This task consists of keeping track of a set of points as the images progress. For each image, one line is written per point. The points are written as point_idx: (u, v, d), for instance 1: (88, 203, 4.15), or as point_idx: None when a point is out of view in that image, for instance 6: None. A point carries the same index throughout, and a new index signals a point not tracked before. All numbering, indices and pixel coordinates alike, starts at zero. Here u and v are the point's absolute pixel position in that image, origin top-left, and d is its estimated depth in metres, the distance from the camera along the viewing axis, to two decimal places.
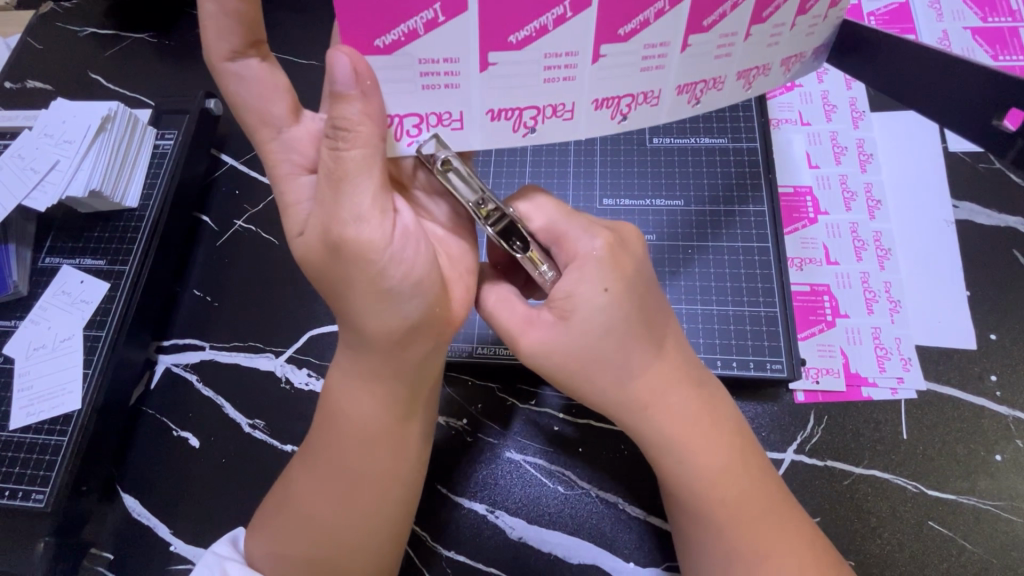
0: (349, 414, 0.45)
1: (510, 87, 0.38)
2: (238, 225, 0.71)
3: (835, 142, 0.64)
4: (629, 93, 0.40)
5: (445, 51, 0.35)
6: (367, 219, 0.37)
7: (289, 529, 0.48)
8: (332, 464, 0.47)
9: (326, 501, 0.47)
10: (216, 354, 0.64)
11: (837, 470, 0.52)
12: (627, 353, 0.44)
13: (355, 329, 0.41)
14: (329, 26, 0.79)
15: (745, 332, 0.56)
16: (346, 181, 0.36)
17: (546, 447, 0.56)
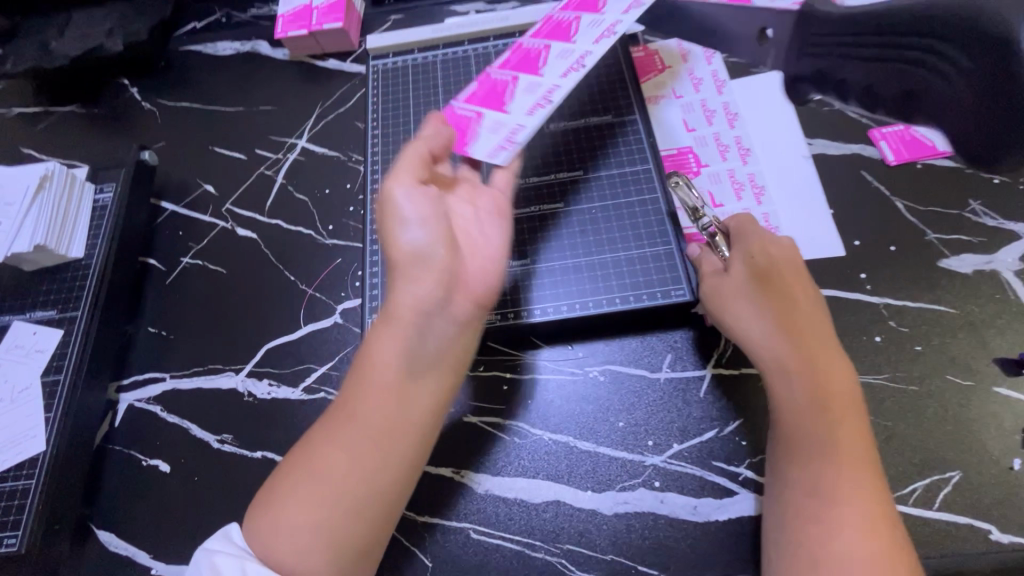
0: (378, 358, 0.52)
1: (490, 138, 0.59)
2: (185, 261, 0.75)
3: (706, 107, 0.75)
4: (540, 96, 0.59)
5: (496, 128, 0.60)
6: (415, 195, 0.54)
7: (296, 489, 0.50)
8: (349, 417, 0.52)
9: (337, 453, 0.51)
10: (177, 383, 0.67)
11: (751, 374, 0.59)
12: (794, 299, 0.55)
13: (401, 275, 0.54)
14: (260, 81, 0.88)
15: (650, 268, 0.62)
16: (416, 155, 0.56)
17: (497, 406, 0.61)
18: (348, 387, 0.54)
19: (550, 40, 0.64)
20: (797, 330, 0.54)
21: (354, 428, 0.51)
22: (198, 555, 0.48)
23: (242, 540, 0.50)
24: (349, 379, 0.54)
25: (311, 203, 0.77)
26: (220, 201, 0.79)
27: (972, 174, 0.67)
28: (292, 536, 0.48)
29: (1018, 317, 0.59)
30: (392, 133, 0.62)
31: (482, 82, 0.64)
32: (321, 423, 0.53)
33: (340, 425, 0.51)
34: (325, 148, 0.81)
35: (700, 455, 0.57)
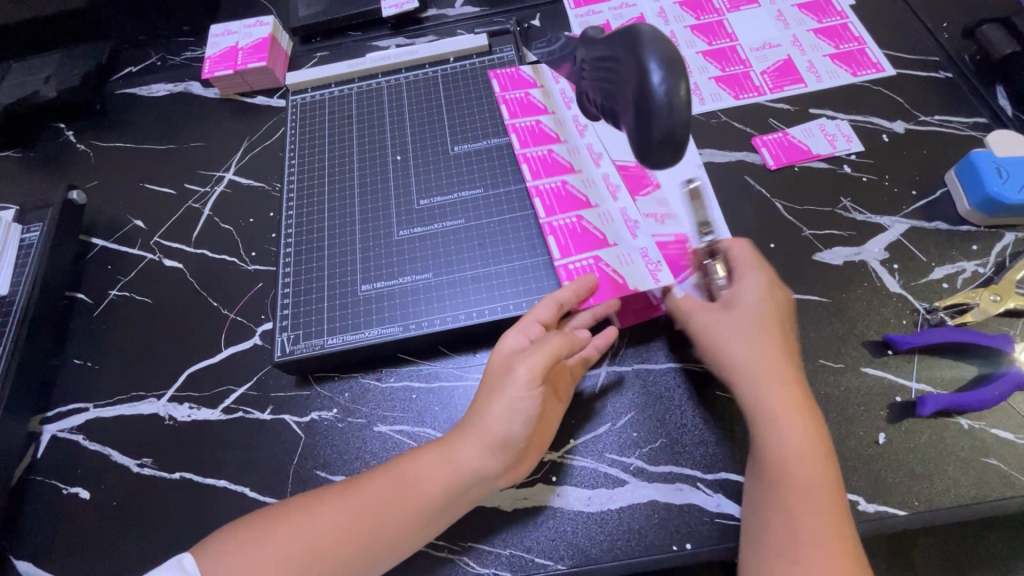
0: (427, 476, 0.54)
1: (631, 258, 0.65)
2: (113, 294, 0.77)
3: None
4: (635, 231, 0.66)
5: (626, 257, 0.65)
6: (526, 396, 0.54)
7: (272, 562, 0.50)
8: (372, 520, 0.53)
9: (344, 539, 0.52)
10: (100, 411, 0.69)
11: (642, 370, 0.64)
12: (753, 338, 0.56)
13: (484, 437, 0.54)
14: (191, 119, 0.93)
15: (542, 275, 0.66)
16: (522, 363, 0.54)
17: (406, 414, 0.64)
18: (376, 483, 0.54)
19: (557, 173, 0.71)
20: (754, 365, 0.55)
21: (376, 520, 0.52)
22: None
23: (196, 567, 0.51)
24: (383, 472, 0.55)
25: (235, 232, 0.80)
26: (149, 234, 0.82)
27: (844, 175, 0.73)
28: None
29: (883, 303, 0.64)
30: (561, 238, 0.66)
31: (559, 234, 0.66)
32: (329, 503, 0.54)
33: (363, 510, 0.53)
34: (250, 179, 0.85)
35: (595, 449, 0.60)
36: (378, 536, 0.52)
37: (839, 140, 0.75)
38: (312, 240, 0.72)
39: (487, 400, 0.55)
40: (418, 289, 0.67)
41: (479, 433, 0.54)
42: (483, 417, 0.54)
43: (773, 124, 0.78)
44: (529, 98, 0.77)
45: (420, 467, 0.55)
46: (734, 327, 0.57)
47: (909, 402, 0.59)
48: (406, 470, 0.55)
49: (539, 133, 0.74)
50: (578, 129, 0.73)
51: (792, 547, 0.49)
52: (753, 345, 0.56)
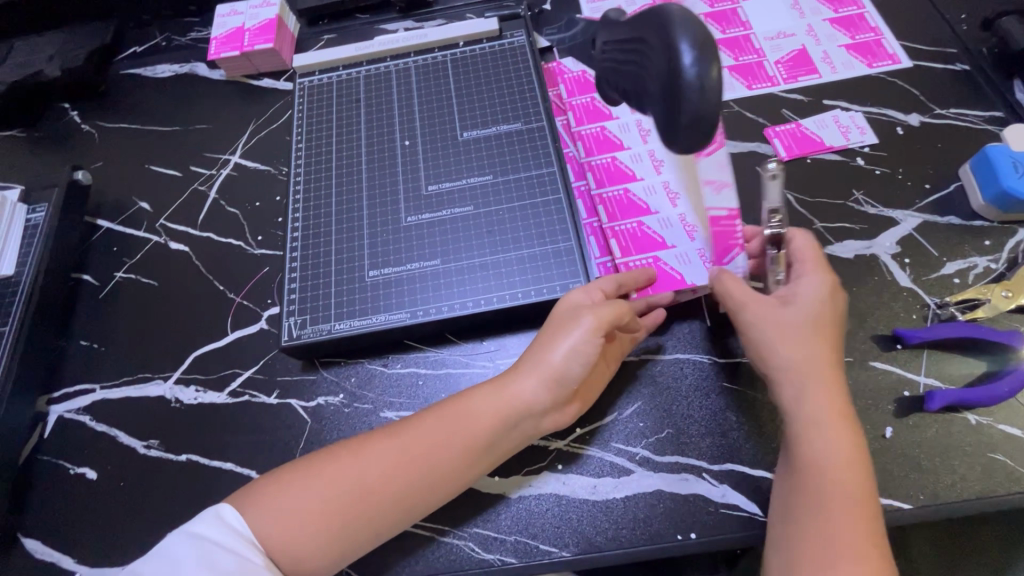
0: (477, 414, 0.55)
1: (690, 260, 0.66)
2: (118, 276, 0.77)
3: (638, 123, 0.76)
4: (691, 231, 0.67)
5: (684, 258, 0.66)
6: (587, 343, 0.55)
7: (326, 493, 0.52)
8: (425, 453, 0.54)
9: (393, 473, 0.53)
10: (106, 393, 0.69)
11: (650, 361, 0.63)
12: (802, 341, 0.55)
13: (542, 377, 0.55)
14: (197, 101, 0.92)
15: (550, 264, 0.65)
16: (587, 315, 0.55)
17: (413, 401, 0.64)
18: (432, 420, 0.56)
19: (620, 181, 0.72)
20: (804, 366, 0.54)
21: (424, 452, 0.54)
22: (186, 535, 0.50)
23: (233, 522, 0.51)
24: (438, 412, 0.56)
25: (241, 215, 0.80)
26: (154, 217, 0.81)
27: (857, 167, 0.72)
28: (300, 535, 0.51)
29: (893, 297, 0.64)
30: (621, 241, 0.68)
31: (620, 237, 0.68)
32: (383, 440, 0.55)
33: (414, 444, 0.54)
34: (257, 162, 0.84)
35: (602, 438, 0.60)
36: (432, 474, 0.54)
37: (853, 132, 0.74)
38: (320, 225, 0.71)
39: (547, 347, 0.56)
40: (426, 275, 0.67)
41: (537, 371, 0.56)
42: (543, 363, 0.56)
43: (786, 114, 0.77)
44: (593, 100, 0.79)
45: (474, 410, 0.56)
46: (792, 328, 0.55)
47: (917, 397, 0.58)
48: (461, 411, 0.56)
49: (602, 136, 0.76)
50: (641, 135, 0.75)
51: (827, 548, 0.48)
52: (810, 345, 0.55)
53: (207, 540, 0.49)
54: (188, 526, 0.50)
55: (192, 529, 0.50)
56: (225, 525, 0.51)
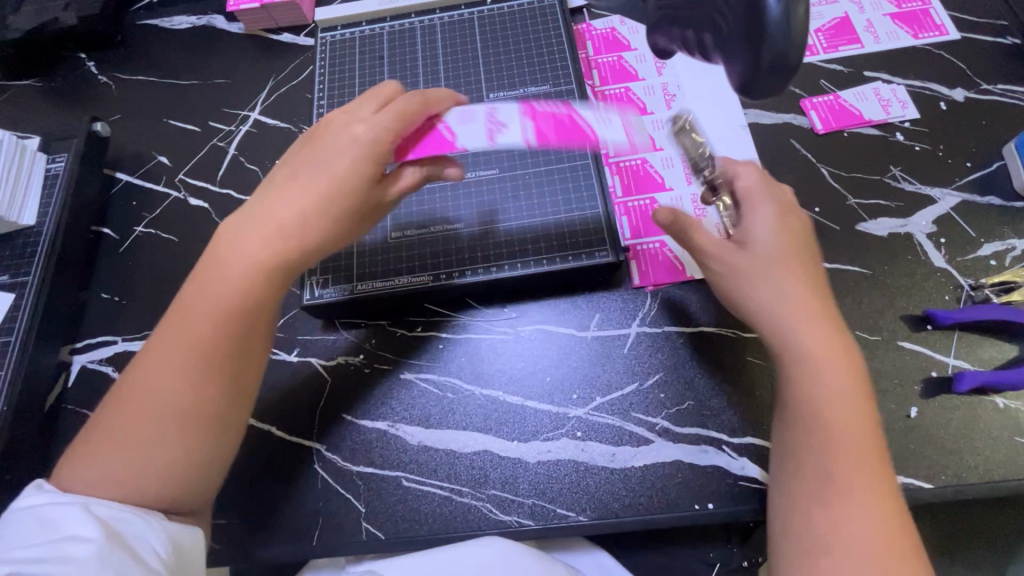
0: (233, 275, 0.50)
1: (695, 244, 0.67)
2: (138, 231, 0.77)
3: (665, 90, 0.75)
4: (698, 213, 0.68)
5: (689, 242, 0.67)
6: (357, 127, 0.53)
7: (127, 429, 0.47)
8: (187, 333, 0.49)
9: (161, 372, 0.48)
10: (129, 345, 0.70)
11: (673, 333, 0.63)
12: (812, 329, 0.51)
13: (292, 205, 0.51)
14: (214, 53, 0.89)
15: (576, 230, 0.64)
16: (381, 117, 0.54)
17: (434, 364, 0.64)
18: (186, 305, 0.51)
19: (638, 151, 0.72)
20: (797, 332, 0.50)
21: (184, 332, 0.49)
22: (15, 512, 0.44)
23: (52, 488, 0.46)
24: (185, 301, 0.51)
25: (261, 172, 0.79)
26: (173, 172, 0.80)
27: (896, 142, 0.70)
28: (125, 487, 0.46)
29: (926, 276, 0.62)
30: (634, 216, 0.69)
31: (631, 215, 0.69)
32: (161, 352, 0.49)
33: (176, 328, 0.50)
34: (276, 119, 0.82)
35: (622, 407, 0.60)
36: (217, 352, 0.49)
37: (894, 105, 0.71)
38: None
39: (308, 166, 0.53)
40: (449, 240, 0.66)
41: (298, 213, 0.51)
42: (268, 215, 0.51)
43: (824, 85, 0.74)
44: (622, 61, 0.78)
45: (228, 270, 0.50)
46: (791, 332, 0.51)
47: (945, 378, 0.58)
48: (210, 285, 0.50)
49: (626, 101, 0.75)
50: (665, 100, 0.75)
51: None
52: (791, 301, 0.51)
53: (23, 510, 0.44)
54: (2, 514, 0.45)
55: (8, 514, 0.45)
56: (40, 492, 0.45)
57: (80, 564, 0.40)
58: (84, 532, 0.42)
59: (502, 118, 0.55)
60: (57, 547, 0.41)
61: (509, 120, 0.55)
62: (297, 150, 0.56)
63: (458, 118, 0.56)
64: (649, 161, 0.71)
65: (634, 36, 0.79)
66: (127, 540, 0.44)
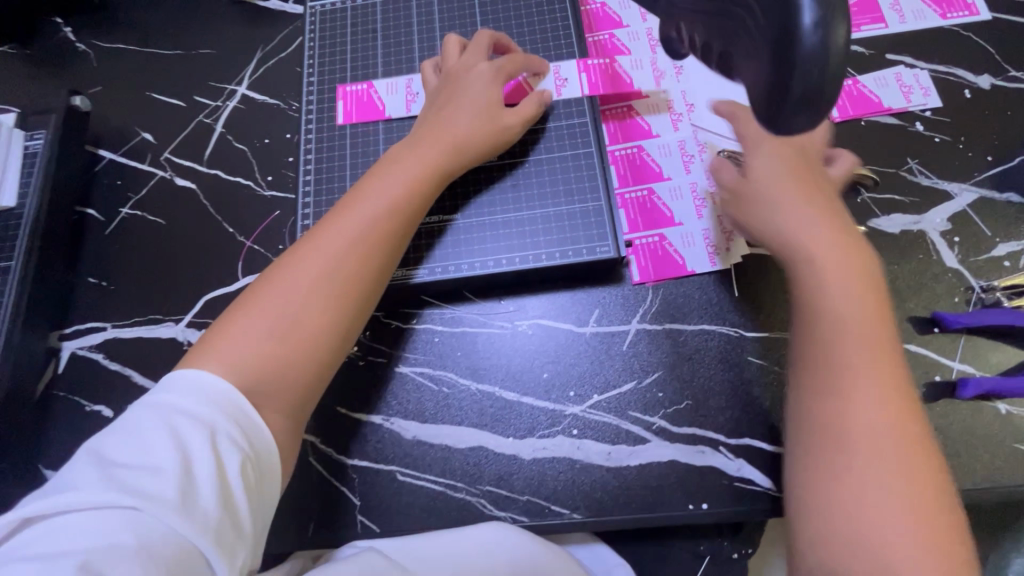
0: (400, 177, 0.58)
1: (694, 236, 0.64)
2: (124, 212, 0.74)
3: (657, 69, 0.71)
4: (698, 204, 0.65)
5: (687, 234, 0.64)
6: (473, 73, 0.64)
7: (282, 305, 0.51)
8: (345, 224, 0.55)
9: (304, 260, 0.53)
10: (118, 332, 0.68)
11: (674, 330, 0.61)
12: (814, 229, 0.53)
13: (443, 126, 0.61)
14: (199, 21, 0.84)
15: (577, 224, 0.61)
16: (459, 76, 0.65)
17: (429, 358, 0.63)
18: (346, 205, 0.57)
19: (635, 138, 0.69)
20: (794, 241, 0.54)
21: (341, 225, 0.55)
22: (164, 409, 0.45)
23: (195, 387, 0.46)
24: (341, 208, 0.56)
25: (250, 152, 0.75)
26: (159, 149, 0.77)
27: (915, 133, 0.66)
28: (257, 373, 0.49)
29: (936, 277, 0.60)
30: (631, 208, 0.66)
31: (629, 207, 0.66)
32: (317, 245, 0.54)
33: (340, 220, 0.55)
34: (265, 95, 0.78)
35: (618, 405, 0.59)
36: (369, 249, 0.54)
37: (916, 92, 0.68)
38: (333, 179, 0.70)
39: (446, 101, 0.63)
40: (445, 231, 0.63)
41: (435, 133, 0.61)
42: (444, 132, 0.61)
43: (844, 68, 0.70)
44: (613, 40, 0.74)
45: (389, 181, 0.58)
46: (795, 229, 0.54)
47: (949, 383, 0.57)
48: (354, 197, 0.57)
49: (617, 77, 0.71)
50: (659, 80, 0.71)
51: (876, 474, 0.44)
52: (813, 223, 0.54)
53: (162, 409, 0.45)
54: (147, 400, 0.47)
55: (148, 401, 0.46)
56: (194, 386, 0.46)
57: (177, 502, 0.40)
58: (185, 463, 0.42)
59: (564, 74, 0.69)
60: (162, 473, 0.41)
61: (569, 77, 0.68)
62: (434, 99, 0.65)
63: (536, 80, 0.68)
64: (646, 149, 0.68)
65: (624, 11, 0.74)
66: (226, 477, 0.43)
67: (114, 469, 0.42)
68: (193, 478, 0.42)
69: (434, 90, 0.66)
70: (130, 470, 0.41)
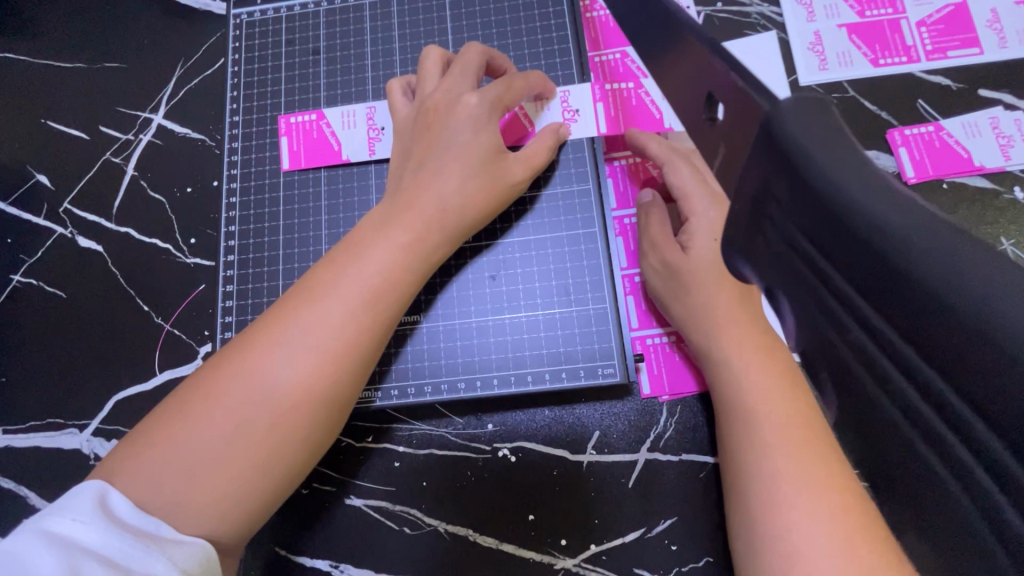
0: (375, 258, 0.44)
1: None
2: (16, 280, 0.60)
3: None
4: None
5: None
6: (460, 104, 0.48)
7: (212, 434, 0.38)
8: (297, 317, 0.42)
9: (243, 369, 0.40)
10: (10, 439, 0.56)
11: (693, 463, 0.48)
12: (734, 330, 0.44)
13: (425, 187, 0.47)
14: (98, 19, 0.66)
15: (573, 335, 0.50)
16: (440, 108, 0.49)
17: (388, 488, 0.51)
18: (301, 288, 0.43)
19: None
20: (713, 349, 0.45)
21: (292, 318, 0.42)
22: (64, 540, 0.33)
23: (114, 515, 0.35)
24: (310, 288, 0.43)
25: (168, 205, 0.60)
26: (56, 197, 0.62)
27: (1011, 201, 0.51)
28: (199, 515, 0.37)
29: None
30: (642, 297, 0.52)
31: (640, 297, 0.52)
32: (279, 342, 0.41)
33: (292, 309, 0.42)
34: (186, 127, 0.62)
35: (621, 561, 0.48)
36: (347, 348, 0.42)
37: (1016, 146, 0.52)
38: (262, 250, 0.57)
39: (425, 148, 0.48)
40: (407, 337, 0.51)
41: (414, 196, 0.47)
42: (433, 193, 0.47)
43: (922, 108, 0.54)
44: (626, 60, 0.55)
45: (371, 253, 0.44)
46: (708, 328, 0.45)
47: None
48: (316, 281, 0.43)
49: (635, 105, 0.54)
50: None
51: None
52: (726, 316, 0.45)
53: (57, 538, 0.33)
54: (41, 518, 0.34)
55: (52, 518, 0.34)
56: (111, 512, 0.35)
57: None
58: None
59: (574, 103, 0.53)
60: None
61: (581, 108, 0.53)
62: (411, 140, 0.50)
63: (539, 108, 0.54)
64: None
65: None
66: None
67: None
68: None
69: (409, 122, 0.51)
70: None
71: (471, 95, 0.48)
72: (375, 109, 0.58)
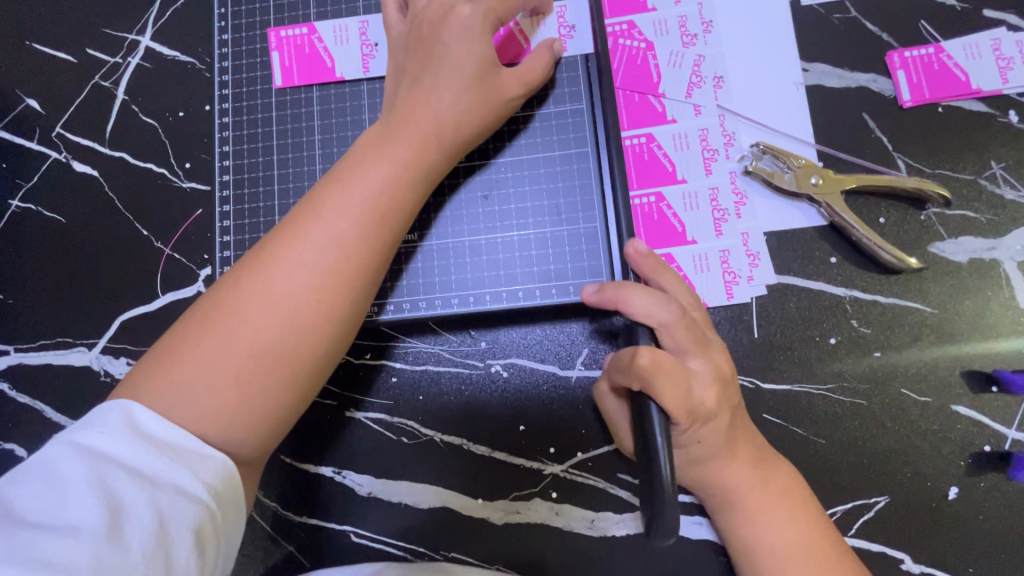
0: (373, 176, 0.45)
1: (710, 258, 0.52)
2: (15, 205, 0.60)
3: (694, 9, 0.55)
4: (712, 216, 0.52)
5: (700, 255, 0.52)
6: (453, 18, 0.47)
7: (229, 344, 0.41)
8: (302, 236, 0.43)
9: (256, 285, 0.42)
10: (22, 357, 0.58)
11: None
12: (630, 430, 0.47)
13: (418, 102, 0.47)
14: None
15: (564, 253, 0.51)
16: (434, 22, 0.48)
17: (386, 401, 0.53)
18: (306, 209, 0.44)
19: (643, 123, 0.54)
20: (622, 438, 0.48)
21: (299, 238, 0.43)
22: (92, 455, 0.36)
23: (133, 430, 0.37)
24: (314, 208, 0.44)
25: (161, 129, 0.60)
26: (47, 122, 0.61)
27: (1005, 125, 0.52)
28: (222, 424, 0.40)
29: (998, 318, 0.50)
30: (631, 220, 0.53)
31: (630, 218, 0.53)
32: (287, 261, 0.42)
33: (298, 228, 0.43)
34: (175, 49, 0.61)
35: (606, 466, 0.51)
36: (351, 268, 0.43)
37: (1015, 68, 0.52)
38: (257, 171, 0.57)
39: (419, 64, 0.48)
40: (402, 256, 0.52)
41: (409, 114, 0.47)
42: (428, 110, 0.46)
43: (924, 30, 0.53)
44: None
45: (370, 174, 0.45)
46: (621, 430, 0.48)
47: (999, 454, 0.48)
48: (321, 201, 0.44)
49: None
50: (682, 40, 0.55)
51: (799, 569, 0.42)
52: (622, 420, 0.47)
53: (86, 450, 0.36)
54: (72, 432, 0.37)
55: (80, 435, 0.37)
56: (134, 425, 0.38)
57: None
58: (115, 528, 0.34)
59: (570, 19, 0.53)
60: (82, 541, 0.33)
61: (576, 23, 0.53)
62: (405, 55, 0.49)
63: (534, 25, 0.53)
64: (656, 141, 0.54)
65: None
66: (168, 546, 0.35)
67: (21, 529, 0.33)
68: (126, 549, 0.34)
69: (403, 35, 0.50)
70: (43, 534, 0.33)
71: (464, 7, 0.47)
72: (368, 24, 0.57)
